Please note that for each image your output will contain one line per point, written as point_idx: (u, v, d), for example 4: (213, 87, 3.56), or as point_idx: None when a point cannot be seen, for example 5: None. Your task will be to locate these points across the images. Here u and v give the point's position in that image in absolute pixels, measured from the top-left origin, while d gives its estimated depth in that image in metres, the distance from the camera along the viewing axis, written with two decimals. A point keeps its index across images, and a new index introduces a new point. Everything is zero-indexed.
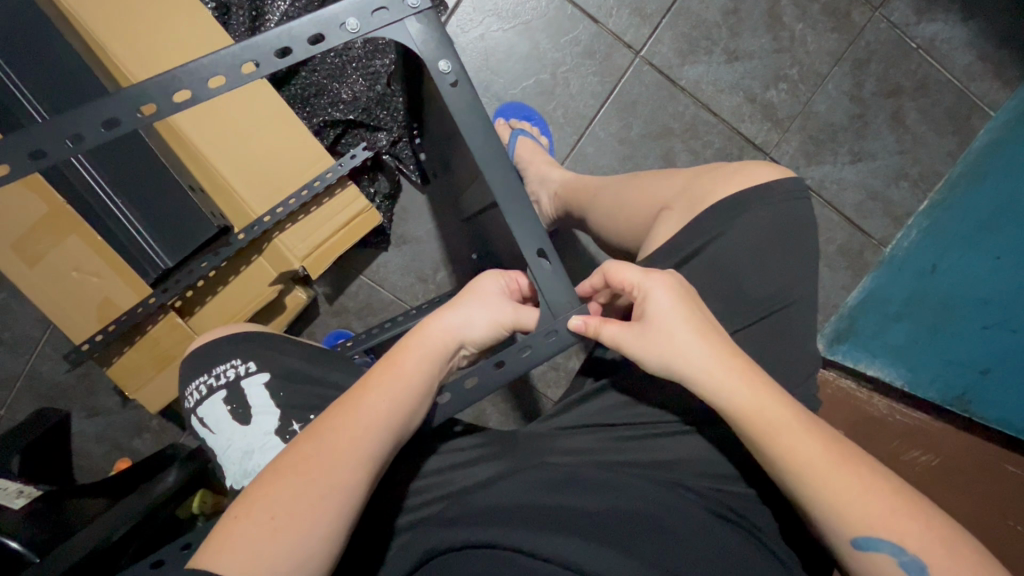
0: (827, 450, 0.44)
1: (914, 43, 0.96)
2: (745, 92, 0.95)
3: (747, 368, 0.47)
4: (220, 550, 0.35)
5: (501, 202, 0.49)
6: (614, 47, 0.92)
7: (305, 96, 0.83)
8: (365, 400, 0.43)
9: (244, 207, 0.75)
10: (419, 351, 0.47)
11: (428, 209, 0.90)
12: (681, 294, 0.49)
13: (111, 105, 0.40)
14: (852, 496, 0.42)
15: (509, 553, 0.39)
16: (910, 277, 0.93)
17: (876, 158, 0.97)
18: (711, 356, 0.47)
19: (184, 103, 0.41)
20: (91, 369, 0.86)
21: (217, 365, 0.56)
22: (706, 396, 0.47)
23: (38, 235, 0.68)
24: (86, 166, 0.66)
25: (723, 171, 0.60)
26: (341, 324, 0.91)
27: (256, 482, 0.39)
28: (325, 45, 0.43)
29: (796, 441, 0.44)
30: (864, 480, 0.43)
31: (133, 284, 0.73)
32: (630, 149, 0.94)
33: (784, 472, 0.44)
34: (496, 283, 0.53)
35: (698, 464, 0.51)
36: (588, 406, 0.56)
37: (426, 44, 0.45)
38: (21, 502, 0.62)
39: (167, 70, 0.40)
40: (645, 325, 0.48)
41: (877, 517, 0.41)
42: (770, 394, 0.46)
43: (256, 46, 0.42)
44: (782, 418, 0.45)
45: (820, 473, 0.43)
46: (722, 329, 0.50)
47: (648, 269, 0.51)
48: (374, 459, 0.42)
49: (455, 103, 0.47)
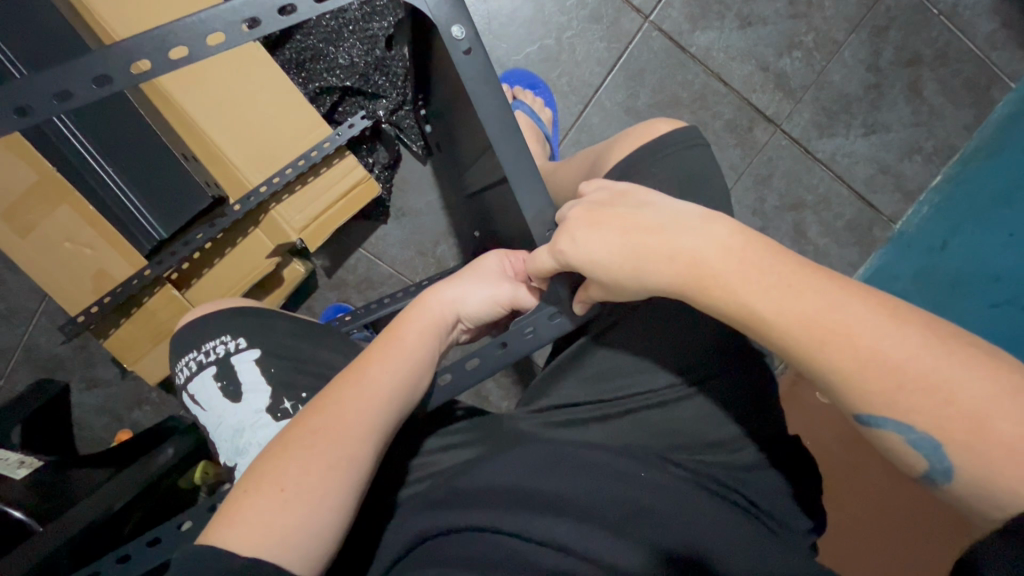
0: (855, 363, 0.34)
1: (936, 10, 0.92)
2: (758, 60, 0.92)
3: (772, 266, 0.38)
4: (228, 522, 0.35)
5: (513, 182, 0.48)
6: (622, 11, 0.88)
7: (300, 60, 0.79)
8: (368, 370, 0.43)
9: (238, 175, 0.72)
10: (424, 322, 0.47)
11: (429, 181, 0.88)
12: (627, 218, 0.42)
13: (101, 60, 0.37)
14: (932, 405, 0.32)
15: (493, 535, 0.40)
16: (921, 253, 0.92)
17: (889, 131, 0.95)
18: (722, 266, 0.39)
19: (180, 61, 0.38)
20: (89, 341, 0.86)
21: (206, 342, 0.55)
22: (726, 318, 0.39)
23: (29, 204, 0.66)
24: (69, 126, 0.63)
25: (632, 134, 0.56)
26: (340, 297, 0.90)
27: (266, 455, 0.39)
28: (331, 3, 0.40)
29: (862, 340, 0.34)
30: (911, 376, 0.33)
31: (127, 255, 0.71)
32: (637, 119, 0.91)
33: (847, 392, 0.35)
34: (496, 260, 0.52)
35: (699, 427, 0.49)
36: (584, 369, 0.52)
37: (440, 7, 0.43)
38: (24, 473, 0.61)
39: (162, 24, 0.37)
40: (602, 278, 0.42)
41: (969, 430, 0.31)
42: (815, 289, 0.36)
43: (258, 2, 0.39)
44: (836, 315, 0.35)
45: (893, 384, 0.33)
46: (737, 222, 0.40)
47: (573, 225, 0.44)
48: (380, 425, 0.41)
49: (468, 70, 0.45)
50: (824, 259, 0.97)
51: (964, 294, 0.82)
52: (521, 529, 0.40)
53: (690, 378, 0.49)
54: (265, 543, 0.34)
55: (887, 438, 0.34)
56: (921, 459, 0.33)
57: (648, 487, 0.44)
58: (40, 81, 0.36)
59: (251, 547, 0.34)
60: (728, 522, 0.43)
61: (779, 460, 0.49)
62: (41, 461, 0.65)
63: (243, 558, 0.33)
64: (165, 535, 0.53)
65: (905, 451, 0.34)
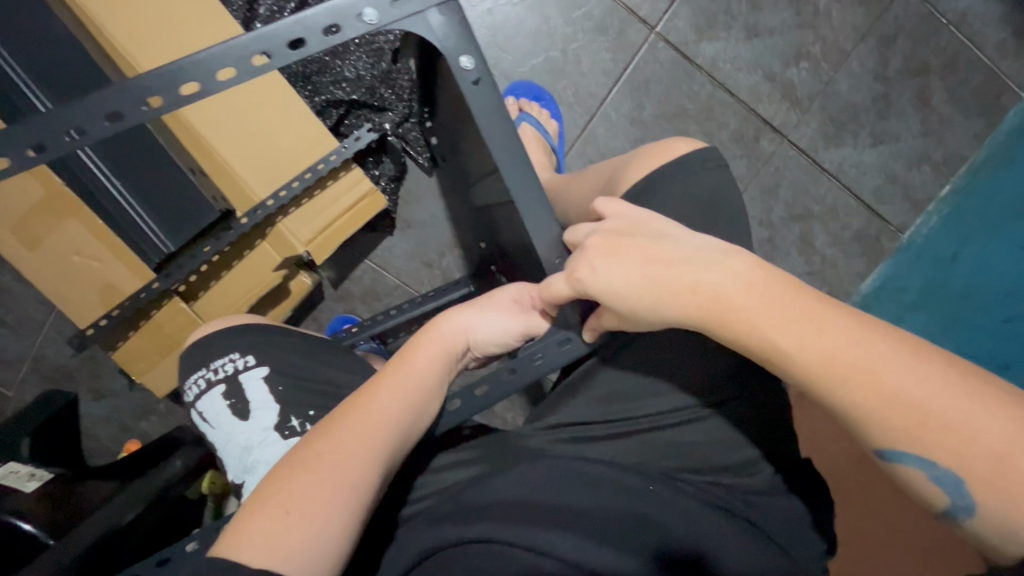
0: (873, 397, 0.34)
1: (944, 19, 0.92)
2: (764, 71, 0.91)
3: (793, 301, 0.38)
4: (234, 543, 0.35)
5: (519, 204, 0.48)
6: (628, 22, 0.88)
7: (307, 73, 0.79)
8: (377, 395, 0.43)
9: (246, 192, 0.73)
10: (435, 349, 0.47)
11: (435, 192, 0.88)
12: (646, 248, 0.42)
13: (113, 97, 0.37)
14: (954, 443, 0.32)
15: (503, 547, 0.40)
16: (930, 264, 0.92)
17: (897, 140, 0.94)
18: (744, 298, 0.38)
19: (192, 96, 0.38)
20: (96, 352, 0.86)
21: (214, 359, 0.55)
22: (743, 349, 0.39)
23: (36, 219, 0.66)
24: (90, 157, 0.63)
25: (653, 150, 0.56)
26: (345, 308, 0.90)
27: (271, 476, 0.39)
28: (341, 36, 0.40)
29: (887, 377, 0.34)
30: (931, 411, 0.33)
31: (135, 268, 0.71)
32: (642, 130, 0.90)
33: (865, 425, 0.35)
34: (516, 289, 0.52)
35: (712, 450, 0.49)
36: (595, 388, 0.51)
37: (449, 38, 0.43)
38: (33, 486, 0.60)
39: (173, 61, 0.37)
40: (619, 308, 0.42)
41: (993, 468, 0.31)
42: (835, 322, 0.36)
43: (268, 37, 0.39)
44: (861, 350, 0.35)
45: (915, 421, 0.33)
46: (756, 257, 0.40)
47: (592, 254, 0.43)
48: (388, 451, 0.41)
49: (478, 98, 0.45)
50: (831, 269, 0.96)
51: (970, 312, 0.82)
52: (529, 542, 0.40)
53: (705, 401, 0.49)
54: (266, 562, 0.34)
55: (907, 471, 0.34)
56: (943, 494, 0.33)
57: (655, 504, 0.44)
58: (54, 118, 0.37)
59: (255, 567, 0.34)
60: (737, 541, 0.43)
61: (787, 482, 0.49)
62: (50, 475, 0.64)
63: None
64: (172, 556, 0.52)
65: (926, 486, 0.34)
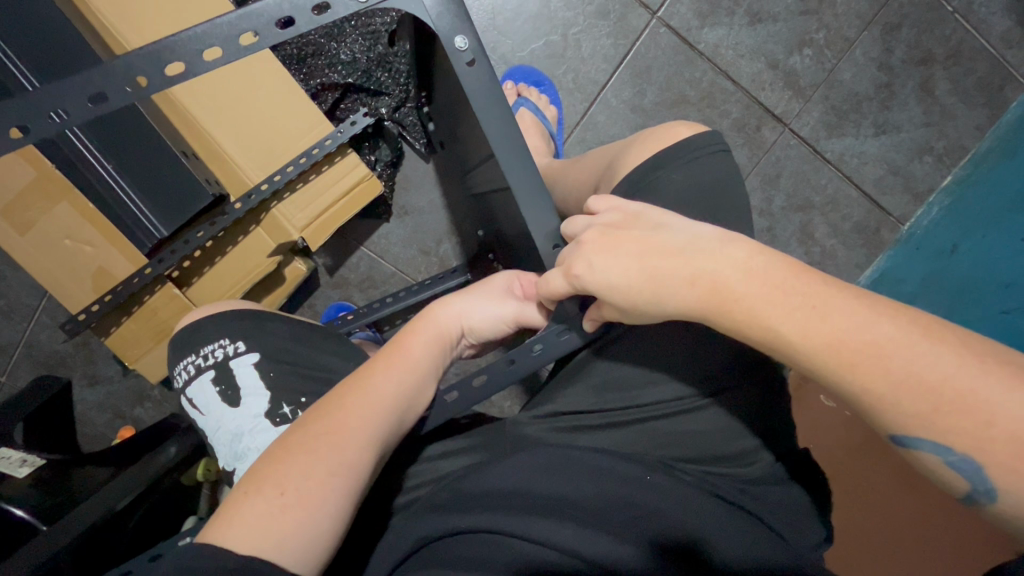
0: (884, 378, 0.33)
1: (949, 7, 0.91)
2: (767, 58, 0.90)
3: (794, 287, 0.37)
4: (227, 521, 0.35)
5: (516, 191, 0.47)
6: (630, 7, 0.86)
7: (302, 55, 0.77)
8: (373, 378, 0.43)
9: (240, 176, 0.72)
10: (428, 334, 0.47)
11: (432, 179, 0.87)
12: (643, 241, 0.42)
13: (97, 77, 0.36)
14: (967, 426, 0.31)
15: (505, 538, 0.40)
16: (931, 256, 0.92)
17: (900, 130, 0.93)
18: (745, 285, 0.38)
19: (176, 77, 0.37)
20: (89, 339, 0.86)
21: (205, 344, 0.54)
22: (744, 338, 0.39)
23: (26, 201, 0.65)
24: (82, 138, 0.63)
25: (653, 134, 0.55)
26: (342, 296, 0.89)
27: (268, 457, 0.39)
28: (331, 15, 0.39)
29: (893, 361, 0.33)
30: (946, 392, 0.32)
31: (127, 254, 0.70)
32: (643, 117, 0.89)
33: (878, 411, 0.34)
34: (507, 278, 0.52)
35: (711, 438, 0.49)
36: (594, 376, 0.51)
37: (443, 17, 0.42)
38: (26, 471, 0.59)
39: (158, 41, 0.36)
40: (620, 301, 0.42)
41: (1011, 452, 0.30)
42: (840, 307, 0.36)
43: (255, 15, 0.37)
44: (868, 333, 0.34)
45: (927, 406, 0.32)
46: (757, 244, 0.40)
47: (593, 246, 0.43)
48: (385, 434, 0.41)
49: (473, 81, 0.44)
50: (830, 260, 0.96)
51: (972, 301, 0.82)
52: (529, 531, 0.39)
53: (701, 392, 0.49)
54: (258, 543, 0.33)
55: (926, 461, 0.33)
56: (961, 480, 0.32)
57: (657, 493, 0.43)
58: (37, 97, 0.35)
59: (250, 547, 0.33)
60: (739, 528, 0.42)
61: (791, 474, 0.49)
62: (42, 459, 0.63)
63: (244, 557, 0.32)
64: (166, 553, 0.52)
65: (945, 472, 0.33)
